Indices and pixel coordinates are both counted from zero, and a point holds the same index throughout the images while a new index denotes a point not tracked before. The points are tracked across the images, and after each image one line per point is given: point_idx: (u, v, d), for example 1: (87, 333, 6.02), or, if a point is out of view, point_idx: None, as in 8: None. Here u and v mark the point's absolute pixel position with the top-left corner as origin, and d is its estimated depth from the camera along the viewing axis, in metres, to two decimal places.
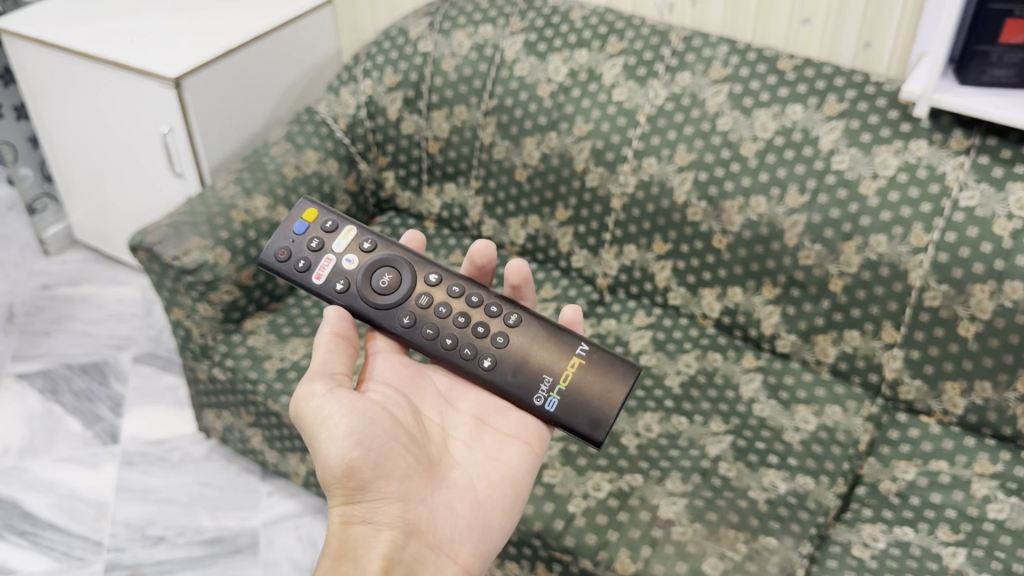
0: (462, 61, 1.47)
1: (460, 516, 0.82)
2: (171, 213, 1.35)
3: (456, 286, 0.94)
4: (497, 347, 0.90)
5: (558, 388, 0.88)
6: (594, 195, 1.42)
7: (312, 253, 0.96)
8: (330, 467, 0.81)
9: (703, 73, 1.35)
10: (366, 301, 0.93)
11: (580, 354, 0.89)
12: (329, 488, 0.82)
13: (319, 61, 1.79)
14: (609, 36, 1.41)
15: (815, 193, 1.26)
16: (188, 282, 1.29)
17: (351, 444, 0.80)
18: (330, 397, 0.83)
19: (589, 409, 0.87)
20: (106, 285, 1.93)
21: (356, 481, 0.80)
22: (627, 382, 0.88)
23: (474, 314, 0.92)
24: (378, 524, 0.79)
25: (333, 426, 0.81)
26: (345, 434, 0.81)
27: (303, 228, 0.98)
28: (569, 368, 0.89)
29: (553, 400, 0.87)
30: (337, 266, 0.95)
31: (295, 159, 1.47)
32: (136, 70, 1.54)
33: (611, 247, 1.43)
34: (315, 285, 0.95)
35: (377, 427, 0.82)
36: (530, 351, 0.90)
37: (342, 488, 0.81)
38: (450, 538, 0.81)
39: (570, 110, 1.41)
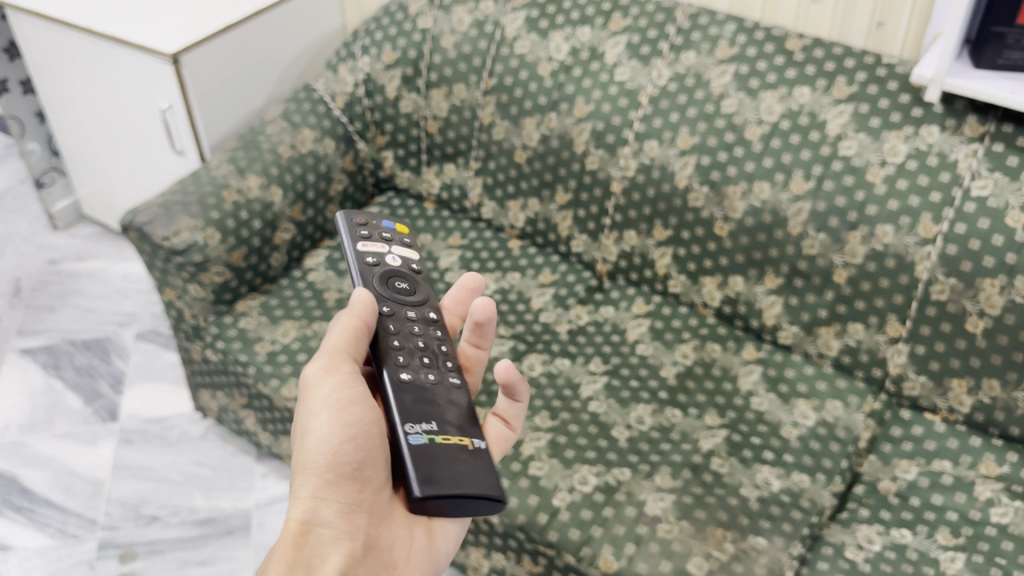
0: (462, 37, 1.43)
1: (417, 545, 0.80)
2: (164, 191, 1.33)
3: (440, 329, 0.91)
4: (426, 379, 0.84)
5: (432, 435, 0.79)
6: (593, 178, 1.38)
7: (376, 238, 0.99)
8: (316, 457, 0.77)
9: (709, 52, 1.30)
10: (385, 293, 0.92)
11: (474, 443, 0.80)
12: (306, 468, 0.77)
13: (323, 37, 1.76)
14: (613, 13, 1.37)
15: (820, 179, 1.21)
16: (178, 263, 1.28)
17: (343, 439, 0.77)
18: (346, 386, 0.79)
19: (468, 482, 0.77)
20: (111, 261, 1.93)
21: (332, 482, 0.76)
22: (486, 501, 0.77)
23: (438, 356, 0.87)
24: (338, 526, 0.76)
25: (341, 416, 0.78)
26: (344, 424, 0.77)
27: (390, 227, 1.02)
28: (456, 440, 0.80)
29: (419, 437, 0.78)
30: (381, 254, 0.97)
31: (290, 138, 1.44)
32: (135, 45, 1.52)
33: (612, 232, 1.40)
34: (356, 248, 0.96)
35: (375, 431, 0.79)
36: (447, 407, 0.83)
37: (324, 476, 0.77)
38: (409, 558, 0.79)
39: (571, 89, 1.37)
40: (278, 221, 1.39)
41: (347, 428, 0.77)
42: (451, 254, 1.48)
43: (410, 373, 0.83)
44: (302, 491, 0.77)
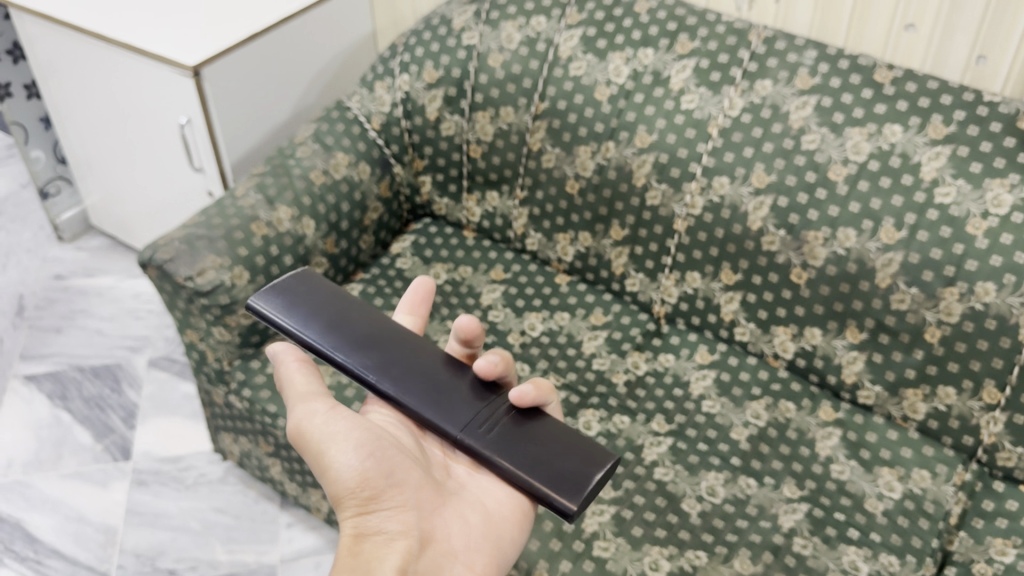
0: (512, 56, 1.32)
1: (473, 530, 0.75)
2: (186, 222, 1.22)
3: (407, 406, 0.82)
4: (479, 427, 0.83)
5: None
6: (654, 214, 1.27)
7: None
8: (339, 485, 0.71)
9: (788, 81, 1.18)
10: None
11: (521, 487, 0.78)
12: (339, 504, 0.71)
13: (352, 44, 1.64)
14: (679, 34, 1.24)
15: (914, 229, 1.10)
16: (202, 305, 1.16)
17: (361, 457, 0.72)
18: (334, 417, 0.75)
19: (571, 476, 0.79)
20: (121, 277, 1.81)
21: (372, 498, 0.70)
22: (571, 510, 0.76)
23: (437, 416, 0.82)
24: (394, 533, 0.69)
25: (341, 443, 0.73)
26: (355, 446, 0.73)
27: None
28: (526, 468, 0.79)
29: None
30: None
31: (323, 163, 1.33)
32: (152, 56, 1.39)
33: (672, 272, 1.29)
34: None
35: (385, 443, 0.75)
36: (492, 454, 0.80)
37: (357, 503, 0.71)
38: (465, 548, 0.73)
39: (632, 117, 1.26)
40: (310, 255, 1.28)
41: (355, 449, 0.73)
42: (494, 289, 1.37)
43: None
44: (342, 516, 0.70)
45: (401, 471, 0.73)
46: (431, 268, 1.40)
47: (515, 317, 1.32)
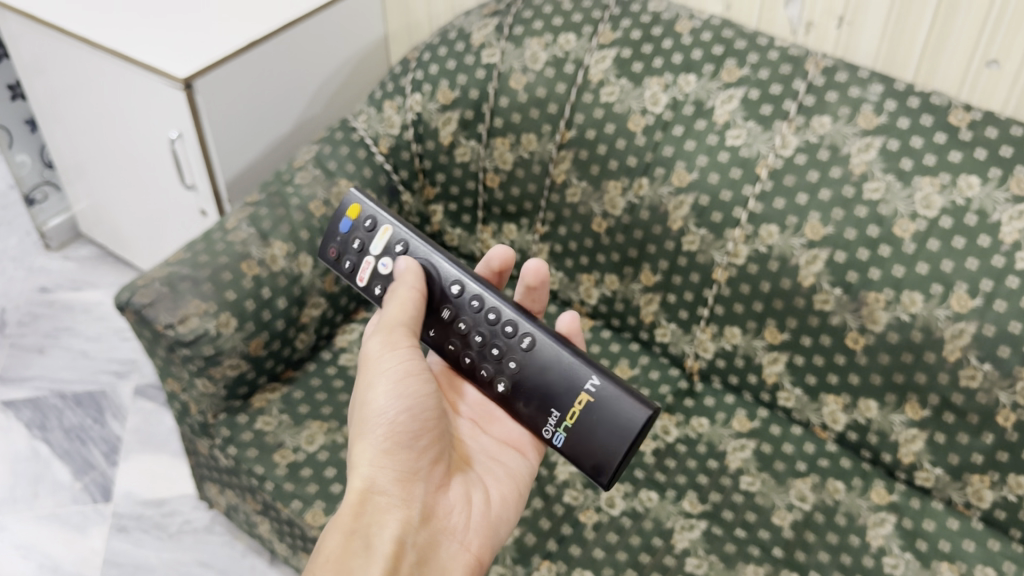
0: (536, 78, 1.18)
1: (474, 509, 0.82)
2: (170, 259, 1.09)
3: (476, 300, 0.84)
4: (509, 374, 0.81)
5: (564, 424, 0.78)
6: (691, 261, 1.14)
7: (355, 255, 0.89)
8: (373, 426, 0.78)
9: (849, 118, 1.04)
10: None
11: (590, 390, 0.77)
12: (366, 447, 0.78)
13: (361, 50, 1.51)
14: (726, 59, 1.11)
15: (991, 297, 0.96)
16: (184, 355, 1.04)
17: (400, 410, 0.79)
18: (389, 359, 0.80)
19: (590, 451, 0.76)
20: (110, 292, 1.70)
21: (393, 454, 0.78)
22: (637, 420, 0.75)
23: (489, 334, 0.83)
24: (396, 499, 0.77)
25: (387, 389, 0.79)
26: (402, 395, 0.79)
27: (347, 227, 0.90)
28: (576, 405, 0.77)
29: (561, 436, 0.77)
30: (374, 272, 0.87)
31: (324, 192, 1.20)
32: (140, 65, 1.26)
33: (709, 325, 1.15)
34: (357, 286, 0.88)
35: (424, 403, 0.81)
36: (544, 378, 0.79)
37: (380, 453, 0.78)
38: (461, 527, 0.80)
39: (669, 152, 1.12)
40: (306, 296, 1.14)
41: (402, 400, 0.79)
42: None
43: (502, 383, 0.81)
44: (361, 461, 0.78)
45: (428, 439, 0.80)
46: None
47: None
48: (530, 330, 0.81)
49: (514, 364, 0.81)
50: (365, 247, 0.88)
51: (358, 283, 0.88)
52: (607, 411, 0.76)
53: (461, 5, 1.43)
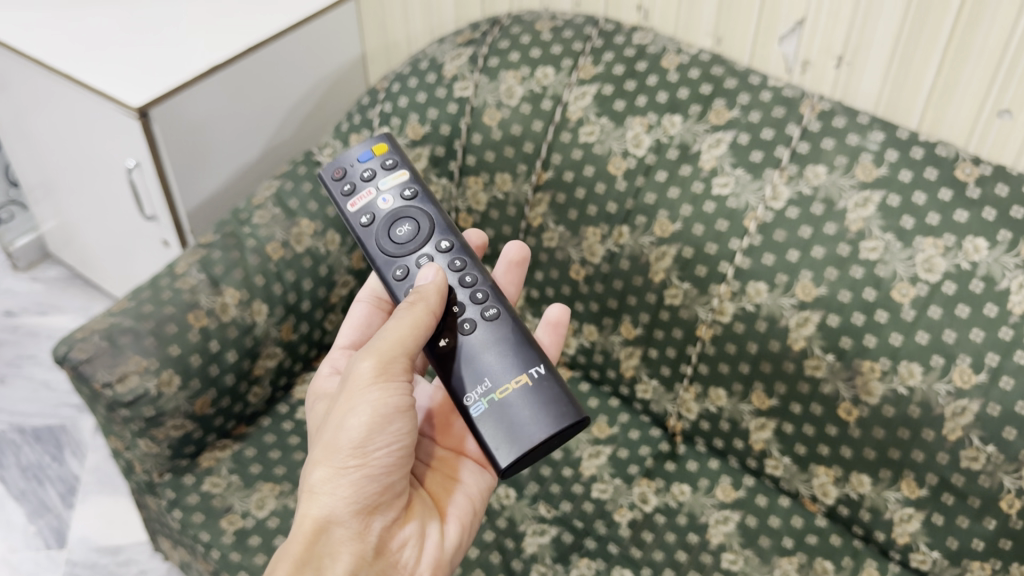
0: (511, 114, 1.10)
1: (429, 543, 0.77)
2: (114, 308, 1.02)
3: (458, 261, 0.81)
4: (462, 333, 0.77)
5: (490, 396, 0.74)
6: (673, 315, 1.05)
7: (359, 182, 0.87)
8: (344, 454, 0.71)
9: (846, 169, 0.96)
10: (378, 245, 0.83)
11: (531, 374, 0.74)
12: (331, 471, 0.71)
13: (336, 72, 1.43)
14: (715, 99, 1.02)
15: (997, 373, 0.88)
16: (123, 415, 0.97)
17: (380, 441, 0.71)
18: (377, 385, 0.72)
19: (508, 428, 0.72)
20: (76, 317, 1.62)
21: (360, 486, 0.71)
22: (562, 419, 0.72)
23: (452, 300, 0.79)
24: (352, 533, 0.71)
25: (368, 417, 0.71)
26: (385, 428, 0.71)
27: (367, 158, 0.88)
28: (514, 382, 0.74)
29: (481, 405, 0.73)
30: (372, 201, 0.85)
31: (283, 232, 1.12)
32: (92, 91, 1.18)
33: (693, 384, 1.07)
34: (346, 211, 0.86)
35: (406, 435, 0.73)
36: (486, 348, 0.76)
37: (348, 482, 0.71)
38: (414, 565, 0.75)
39: (652, 199, 1.04)
40: (260, 347, 1.07)
41: (381, 433, 0.71)
42: None
43: (444, 338, 0.77)
44: (322, 488, 0.71)
45: (399, 474, 0.74)
46: None
47: None
48: (500, 305, 0.79)
49: (471, 326, 0.77)
50: (375, 179, 0.87)
51: (348, 207, 0.86)
52: (538, 406, 0.72)
53: (439, 26, 1.34)
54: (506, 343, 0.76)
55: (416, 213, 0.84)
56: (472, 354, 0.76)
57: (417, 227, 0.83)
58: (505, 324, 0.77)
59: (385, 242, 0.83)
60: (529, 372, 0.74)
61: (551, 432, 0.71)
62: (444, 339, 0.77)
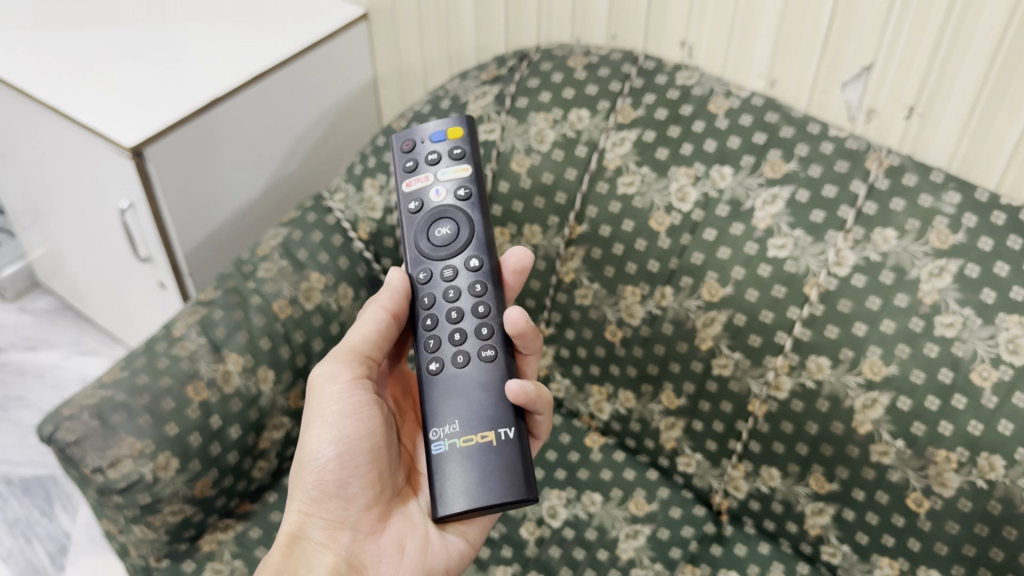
0: (542, 161, 1.00)
1: (408, 558, 0.79)
2: (105, 378, 0.92)
3: (479, 287, 0.77)
4: (454, 365, 0.74)
5: (454, 439, 0.72)
6: (722, 387, 0.96)
7: (422, 163, 0.82)
8: (306, 468, 0.78)
9: (919, 234, 0.87)
10: (414, 240, 0.79)
11: (500, 435, 0.71)
12: (300, 484, 0.79)
13: (345, 99, 1.33)
14: (769, 150, 0.93)
15: None
16: (116, 503, 0.87)
17: (329, 455, 0.77)
18: (327, 395, 0.78)
19: (457, 478, 0.70)
20: (67, 354, 1.52)
21: (319, 498, 0.78)
22: (510, 495, 0.69)
23: (463, 324, 0.76)
24: (324, 544, 0.78)
25: (320, 428, 0.78)
26: (331, 440, 0.77)
27: (441, 138, 0.82)
28: (480, 436, 0.71)
29: (442, 446, 0.72)
30: (424, 190, 0.80)
31: (292, 288, 1.02)
32: (82, 127, 1.08)
33: (742, 461, 0.98)
34: (399, 189, 0.81)
35: (358, 451, 0.77)
36: (469, 390, 0.73)
37: (313, 493, 0.78)
38: None
39: (699, 259, 0.94)
40: (266, 418, 0.98)
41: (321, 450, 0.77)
42: None
43: (438, 362, 0.75)
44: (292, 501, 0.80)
45: (357, 485, 0.78)
46: None
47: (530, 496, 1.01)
48: (501, 348, 0.75)
49: (463, 359, 0.74)
50: (437, 166, 0.81)
51: (403, 185, 0.81)
52: (492, 472, 0.70)
53: (457, 66, 1.25)
54: (485, 392, 0.73)
55: (460, 218, 0.79)
56: (455, 390, 0.74)
57: (456, 232, 0.78)
58: (496, 370, 0.74)
59: (422, 239, 0.79)
60: (496, 433, 0.71)
61: (490, 502, 0.69)
62: (434, 362, 0.75)
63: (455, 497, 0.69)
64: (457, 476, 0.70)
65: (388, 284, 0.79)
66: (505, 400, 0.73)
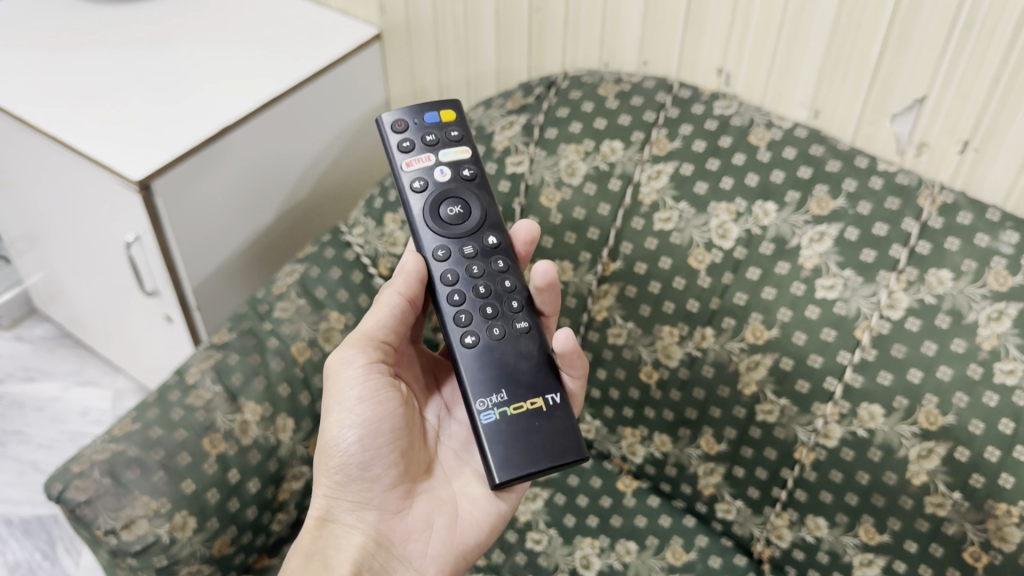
0: (573, 195, 0.96)
1: (437, 533, 0.76)
2: (116, 431, 0.87)
3: (501, 262, 0.75)
4: (491, 338, 0.72)
5: (505, 407, 0.70)
6: (765, 434, 0.92)
7: (420, 142, 0.77)
8: (328, 453, 0.76)
9: (976, 276, 0.82)
10: (424, 221, 0.74)
11: (548, 402, 0.71)
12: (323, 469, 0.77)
13: (358, 122, 1.28)
14: (816, 184, 0.88)
15: None
16: (129, 566, 0.82)
17: (349, 439, 0.74)
18: (344, 379, 0.75)
19: (513, 443, 0.69)
20: (67, 385, 1.47)
21: (343, 482, 0.76)
22: (566, 457, 0.69)
23: (492, 297, 0.73)
24: (352, 526, 0.76)
25: (338, 413, 0.75)
26: (351, 424, 0.74)
27: (434, 120, 0.78)
28: (529, 403, 0.71)
29: (493, 415, 0.70)
30: (428, 170, 0.76)
31: (310, 329, 0.97)
32: (87, 159, 1.03)
33: (786, 509, 0.93)
34: (397, 169, 0.76)
35: (378, 432, 0.74)
36: (510, 361, 0.72)
37: (338, 478, 0.76)
38: (418, 555, 0.76)
39: (742, 299, 0.90)
40: (286, 469, 0.93)
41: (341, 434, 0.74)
42: (533, 497, 1.01)
43: (473, 335, 0.72)
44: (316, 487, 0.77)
45: (381, 465, 0.75)
46: None
47: (562, 546, 0.97)
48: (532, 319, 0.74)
49: (499, 332, 0.72)
50: (436, 147, 0.77)
51: (403, 166, 0.75)
52: (545, 438, 0.69)
53: (476, 94, 1.20)
54: (525, 360, 0.72)
55: (469, 198, 0.76)
56: (495, 363, 0.71)
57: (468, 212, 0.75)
58: (534, 341, 0.73)
59: (431, 218, 0.74)
60: (547, 399, 0.71)
61: (550, 466, 0.68)
62: (469, 335, 0.72)
63: (513, 464, 0.68)
64: (512, 443, 0.69)
65: (402, 266, 0.75)
66: (546, 369, 0.72)
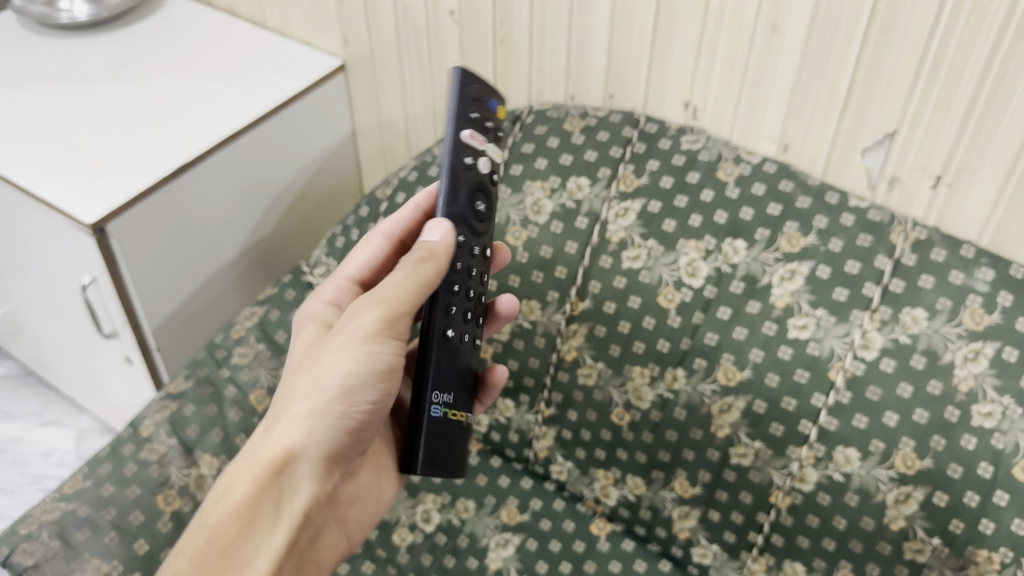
0: (539, 233, 0.94)
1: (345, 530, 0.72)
2: (66, 489, 0.83)
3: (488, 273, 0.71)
4: (462, 343, 0.68)
5: (450, 408, 0.67)
6: (740, 477, 0.89)
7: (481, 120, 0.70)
8: (308, 429, 0.62)
9: (951, 315, 0.80)
10: (458, 199, 0.68)
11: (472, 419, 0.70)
12: (282, 443, 0.62)
13: (323, 154, 1.25)
14: (786, 222, 0.86)
15: None
16: None
17: (353, 419, 0.64)
18: (370, 348, 0.63)
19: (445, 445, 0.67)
20: (27, 427, 1.42)
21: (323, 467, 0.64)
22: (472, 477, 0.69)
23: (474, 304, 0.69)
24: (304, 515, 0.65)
25: (341, 381, 0.63)
26: (361, 402, 0.64)
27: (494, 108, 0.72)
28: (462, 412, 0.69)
29: (438, 411, 0.66)
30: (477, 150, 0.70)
31: (270, 375, 0.93)
32: (39, 201, 1.00)
33: (763, 554, 0.91)
34: (455, 135, 0.68)
35: (377, 418, 0.66)
36: (468, 370, 0.69)
37: (312, 460, 0.63)
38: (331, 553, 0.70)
39: (713, 339, 0.87)
40: None
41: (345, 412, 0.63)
42: (504, 544, 0.97)
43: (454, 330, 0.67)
44: (264, 445, 0.63)
45: (357, 452, 0.67)
46: (420, 504, 1.01)
47: None
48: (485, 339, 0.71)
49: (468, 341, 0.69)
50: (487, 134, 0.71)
51: (461, 134, 0.69)
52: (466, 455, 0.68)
53: (444, 127, 1.17)
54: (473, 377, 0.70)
55: (493, 199, 0.71)
56: (454, 367, 0.67)
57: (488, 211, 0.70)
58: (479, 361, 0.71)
59: (463, 199, 0.68)
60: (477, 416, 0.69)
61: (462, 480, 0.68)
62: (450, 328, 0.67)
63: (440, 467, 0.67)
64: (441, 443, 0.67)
65: (435, 239, 0.65)
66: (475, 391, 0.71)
